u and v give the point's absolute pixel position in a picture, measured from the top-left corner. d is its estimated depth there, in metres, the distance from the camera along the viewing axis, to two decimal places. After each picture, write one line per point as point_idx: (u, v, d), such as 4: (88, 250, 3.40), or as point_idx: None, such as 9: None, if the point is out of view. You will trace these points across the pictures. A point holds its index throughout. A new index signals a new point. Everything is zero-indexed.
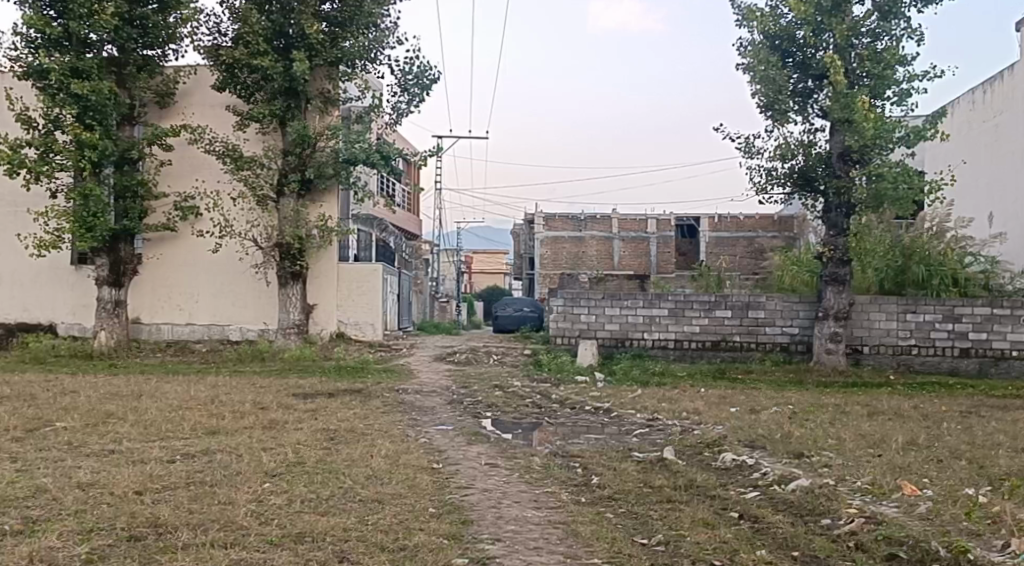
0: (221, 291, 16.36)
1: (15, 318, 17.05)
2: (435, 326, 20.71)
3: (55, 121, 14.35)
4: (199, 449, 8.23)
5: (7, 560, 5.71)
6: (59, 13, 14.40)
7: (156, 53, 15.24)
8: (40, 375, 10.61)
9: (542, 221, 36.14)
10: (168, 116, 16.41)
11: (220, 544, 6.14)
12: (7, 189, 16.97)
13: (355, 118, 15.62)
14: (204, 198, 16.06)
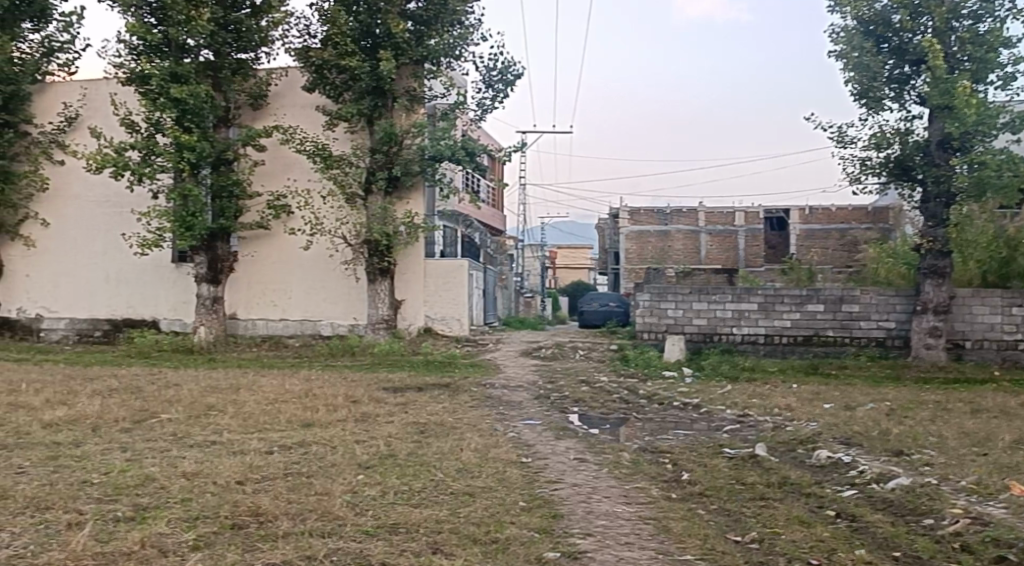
0: (312, 288, 16.74)
1: (121, 314, 17.74)
2: (520, 321, 20.80)
3: (156, 125, 14.94)
4: (295, 441, 8.45)
5: (121, 545, 5.96)
6: (159, 20, 14.93)
7: (250, 56, 15.68)
8: (146, 368, 11.06)
9: (626, 215, 36.14)
10: (261, 117, 16.83)
11: (318, 533, 6.33)
12: (113, 191, 17.87)
13: (440, 115, 15.80)
14: (295, 197, 16.40)
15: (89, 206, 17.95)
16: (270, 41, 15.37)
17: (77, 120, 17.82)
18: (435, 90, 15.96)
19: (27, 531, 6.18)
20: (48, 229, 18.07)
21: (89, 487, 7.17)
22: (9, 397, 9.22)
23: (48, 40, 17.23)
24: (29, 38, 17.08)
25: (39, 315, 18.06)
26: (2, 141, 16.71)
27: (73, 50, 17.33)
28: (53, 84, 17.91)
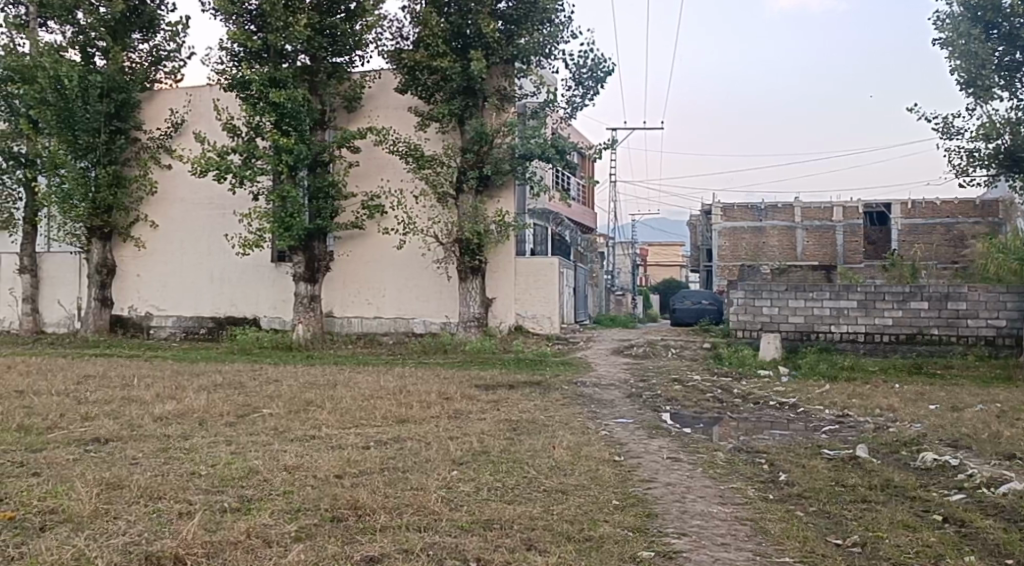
0: (406, 286, 17.03)
1: (225, 312, 18.41)
2: (612, 320, 20.75)
3: (257, 129, 15.41)
4: (391, 436, 8.61)
5: (228, 534, 6.18)
6: (259, 27, 15.47)
7: (345, 60, 16.08)
8: (248, 365, 11.43)
9: (718, 211, 35.73)
10: (355, 120, 17.20)
11: (415, 527, 6.44)
12: (216, 193, 18.54)
13: (530, 113, 15.93)
14: (389, 197, 16.79)
15: (194, 208, 18.66)
16: (364, 45, 15.70)
17: (183, 125, 18.62)
18: (525, 89, 16.09)
19: (141, 519, 6.47)
20: (157, 231, 18.84)
21: (197, 478, 7.45)
22: (124, 392, 9.68)
23: (157, 50, 17.92)
24: (139, 49, 17.78)
25: (150, 313, 18.87)
26: (114, 147, 17.58)
27: (179, 58, 18.13)
28: (161, 92, 18.71)
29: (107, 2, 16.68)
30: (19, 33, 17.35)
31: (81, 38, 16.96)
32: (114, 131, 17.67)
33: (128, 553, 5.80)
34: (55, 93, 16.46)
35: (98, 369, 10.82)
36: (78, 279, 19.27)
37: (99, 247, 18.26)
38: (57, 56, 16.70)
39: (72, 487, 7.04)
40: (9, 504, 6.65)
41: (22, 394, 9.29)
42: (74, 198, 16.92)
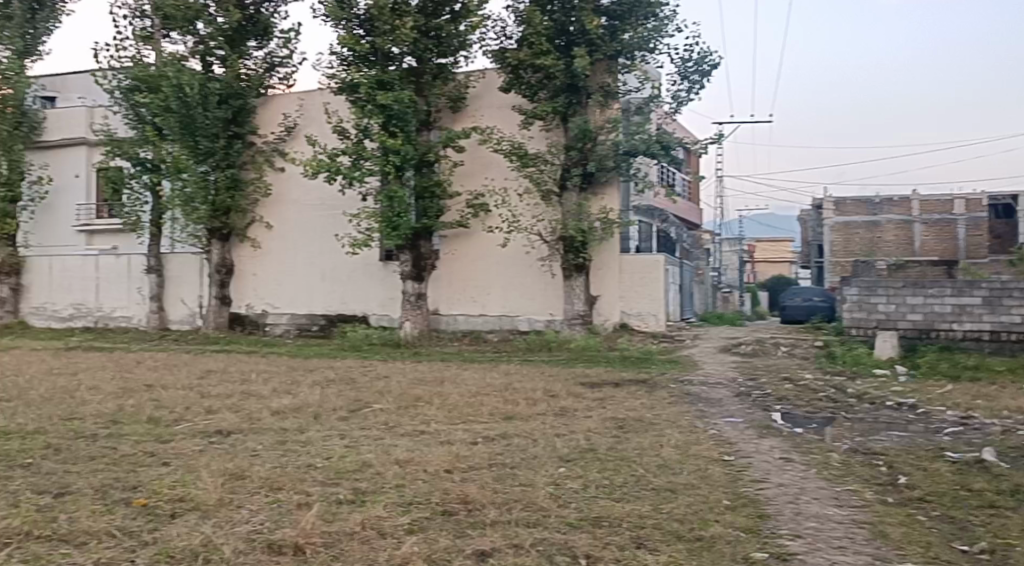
0: (511, 284, 17.18)
1: (335, 310, 18.96)
2: (717, 316, 20.55)
3: (364, 131, 15.83)
4: (498, 433, 8.70)
5: (345, 526, 6.34)
6: (367, 31, 15.86)
7: (450, 61, 16.28)
8: (359, 361, 11.73)
9: (830, 205, 34.62)
10: (460, 119, 17.43)
11: (525, 523, 6.49)
12: (327, 194, 19.06)
13: (635, 109, 15.78)
14: (493, 195, 16.86)
15: (306, 209, 19.23)
16: (468, 45, 15.96)
17: (295, 129, 19.15)
18: (629, 84, 15.96)
19: (263, 508, 6.71)
20: (271, 232, 19.52)
21: (314, 471, 7.69)
22: (243, 386, 10.08)
23: (271, 57, 18.52)
24: (254, 56, 18.41)
25: (265, 311, 19.58)
26: (232, 152, 18.34)
27: (292, 64, 18.65)
28: (274, 98, 19.22)
29: (225, 12, 17.50)
30: (145, 45, 18.33)
31: (201, 47, 17.85)
32: (231, 135, 18.46)
33: (252, 540, 6.01)
34: (178, 100, 17.47)
35: (219, 364, 11.29)
36: (198, 278, 20.15)
37: (218, 248, 19.28)
38: (180, 65, 17.74)
39: (199, 477, 7.37)
40: (143, 491, 6.99)
41: (151, 388, 9.78)
42: (194, 202, 17.87)
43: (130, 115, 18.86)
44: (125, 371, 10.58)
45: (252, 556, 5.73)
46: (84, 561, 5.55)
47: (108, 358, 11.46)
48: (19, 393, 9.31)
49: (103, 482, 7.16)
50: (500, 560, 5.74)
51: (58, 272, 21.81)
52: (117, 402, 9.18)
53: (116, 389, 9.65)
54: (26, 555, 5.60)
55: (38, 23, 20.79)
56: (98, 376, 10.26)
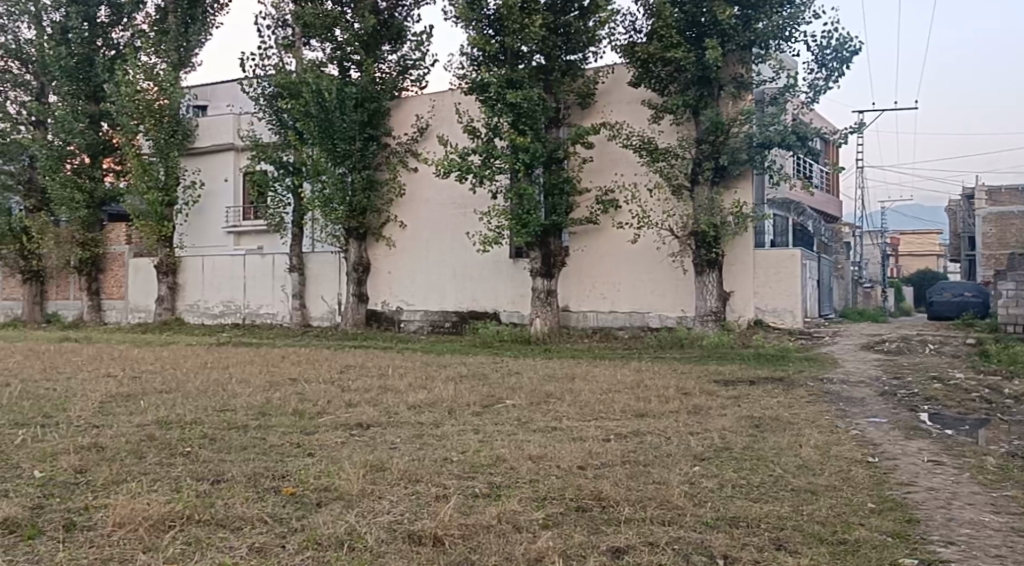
0: (641, 280, 17.08)
1: (466, 306, 19.29)
2: (859, 314, 19.92)
3: (495, 130, 16.13)
4: (630, 430, 8.66)
5: (480, 518, 6.43)
6: (497, 31, 16.30)
7: (578, 57, 16.59)
8: (490, 358, 11.92)
9: (984, 195, 32.92)
10: (588, 116, 17.53)
11: (659, 521, 6.43)
12: (458, 194, 19.43)
13: (770, 100, 15.43)
14: (622, 191, 16.90)
15: (438, 208, 19.67)
16: (597, 40, 16.09)
17: (427, 130, 19.63)
18: (763, 75, 15.67)
19: (403, 500, 6.89)
20: (405, 230, 20.10)
21: (450, 464, 7.85)
22: (380, 381, 10.43)
23: (404, 59, 19.19)
24: (389, 59, 19.18)
25: (400, 308, 20.15)
26: (368, 153, 19.06)
27: (424, 65, 19.29)
28: (407, 99, 19.82)
29: (361, 18, 18.26)
30: (287, 53, 19.44)
31: (339, 53, 18.65)
32: (367, 137, 19.16)
33: (393, 530, 6.20)
34: (317, 106, 18.30)
35: (358, 360, 11.72)
36: (337, 276, 20.82)
37: (356, 247, 19.94)
38: (318, 71, 18.58)
39: (341, 468, 7.64)
40: (291, 480, 7.31)
41: (296, 382, 10.24)
42: (333, 203, 18.63)
43: (273, 121, 20.13)
44: (271, 366, 11.12)
45: (394, 546, 5.90)
46: (241, 545, 5.85)
47: (256, 353, 12.09)
48: (178, 386, 9.93)
49: (255, 470, 7.53)
50: (636, 558, 5.70)
51: (209, 270, 23.00)
52: (265, 395, 9.66)
53: (263, 383, 10.14)
54: (188, 537, 5.93)
55: (190, 37, 21.97)
56: (247, 369, 10.84)
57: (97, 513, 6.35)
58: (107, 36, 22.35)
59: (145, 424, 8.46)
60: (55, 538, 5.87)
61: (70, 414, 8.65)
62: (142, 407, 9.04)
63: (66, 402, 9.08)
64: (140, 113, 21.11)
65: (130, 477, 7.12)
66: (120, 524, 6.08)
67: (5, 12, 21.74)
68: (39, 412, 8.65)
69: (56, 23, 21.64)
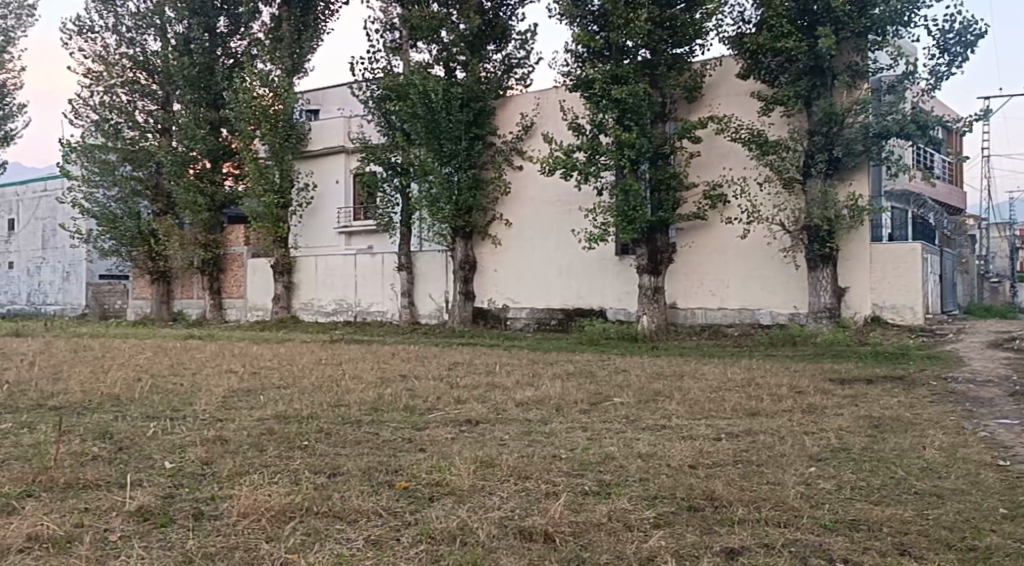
0: (751, 275, 16.74)
1: (572, 304, 19.29)
2: (985, 311, 19.06)
3: (600, 126, 16.23)
4: (742, 430, 8.48)
5: (591, 516, 6.40)
6: (601, 26, 16.43)
7: (684, 50, 16.45)
8: (596, 355, 11.89)
9: None
10: (695, 109, 17.35)
11: (775, 522, 6.27)
12: (563, 191, 19.46)
13: (887, 88, 15.11)
14: (731, 185, 16.63)
15: (543, 206, 19.75)
16: (704, 32, 15.95)
17: (532, 128, 19.74)
18: (880, 62, 15.27)
19: (513, 496, 6.93)
20: (510, 229, 20.29)
21: (559, 461, 7.85)
22: (488, 377, 10.56)
23: (509, 58, 19.51)
24: (494, 59, 19.49)
25: (506, 305, 20.33)
26: (474, 152, 19.32)
27: (528, 63, 19.54)
28: (513, 98, 20.02)
29: (465, 19, 18.53)
30: (395, 56, 19.88)
31: (445, 54, 18.97)
32: (473, 137, 19.42)
33: (504, 526, 6.24)
34: (424, 107, 18.79)
35: (466, 357, 11.87)
36: (445, 274, 21.27)
37: (462, 245, 20.37)
38: (425, 73, 18.97)
39: (452, 463, 7.74)
40: (404, 475, 7.45)
41: (406, 378, 10.44)
42: (440, 202, 19.07)
43: (382, 123, 20.64)
44: (382, 363, 11.37)
45: (506, 542, 5.94)
46: (357, 537, 6.00)
47: (367, 350, 12.35)
48: (294, 381, 10.27)
49: (369, 465, 7.70)
50: (751, 559, 5.60)
51: (322, 270, 23.73)
52: (377, 391, 9.89)
53: (375, 379, 10.40)
54: (307, 528, 6.11)
55: (303, 43, 22.59)
56: (359, 366, 11.12)
57: (222, 504, 6.61)
58: (226, 46, 23.42)
59: (264, 418, 8.77)
60: (185, 526, 6.13)
61: (196, 408, 9.05)
62: (262, 401, 9.38)
63: (193, 397, 9.50)
64: (256, 119, 22.12)
65: (252, 469, 7.40)
66: (244, 514, 6.32)
67: (134, 27, 23.01)
68: (167, 406, 9.08)
69: (180, 34, 22.81)
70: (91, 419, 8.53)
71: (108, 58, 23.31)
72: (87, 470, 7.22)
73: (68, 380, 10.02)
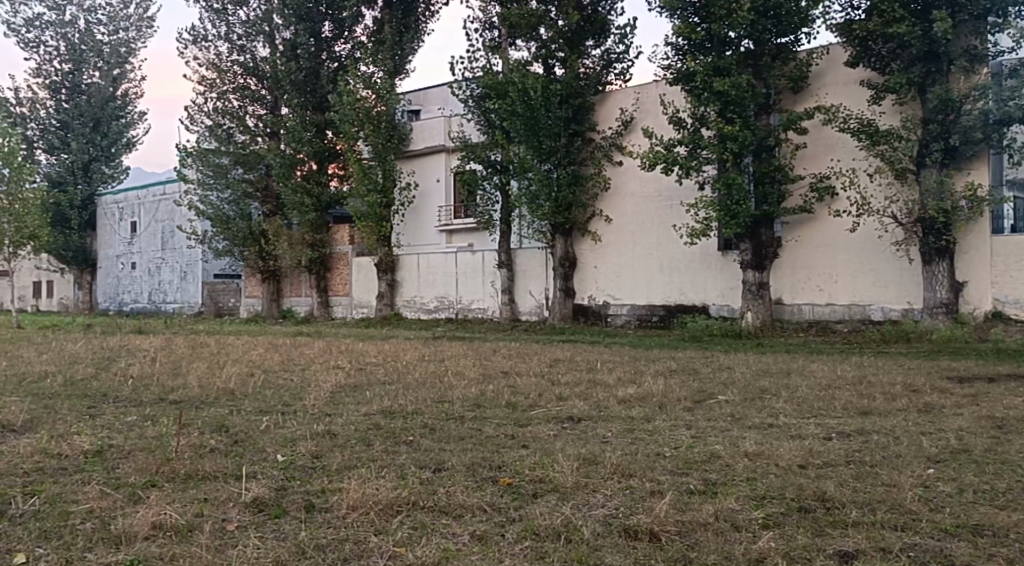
0: (861, 269, 16.20)
1: (674, 300, 19.04)
2: None
3: (701, 119, 16.22)
4: (855, 430, 8.22)
5: (698, 515, 6.27)
6: (702, 18, 16.40)
7: (789, 39, 16.11)
8: (699, 352, 11.74)
9: None
10: (802, 99, 16.92)
11: (891, 526, 6.05)
12: (664, 185, 19.22)
13: (1009, 72, 14.20)
14: (839, 177, 16.22)
15: (642, 201, 19.61)
16: (810, 20, 15.68)
17: (632, 123, 19.58)
18: (1002, 46, 14.46)
19: (617, 494, 6.86)
20: (610, 224, 20.23)
21: (663, 459, 7.72)
22: (589, 374, 10.56)
23: (608, 53, 19.42)
24: (593, 54, 19.45)
25: (607, 302, 20.29)
26: (573, 149, 19.43)
27: (628, 58, 19.36)
28: (611, 93, 19.94)
29: (565, 15, 18.74)
30: (494, 54, 20.10)
31: (544, 51, 19.11)
32: (572, 133, 19.50)
33: (609, 524, 6.18)
34: (523, 104, 18.92)
35: (566, 354, 11.87)
36: (544, 271, 21.34)
37: (561, 242, 20.51)
38: (524, 70, 19.13)
39: (555, 461, 7.71)
40: (507, 471, 7.48)
41: (507, 374, 10.55)
42: (539, 199, 19.23)
43: (481, 121, 20.90)
44: (483, 359, 11.50)
45: (612, 540, 5.88)
46: (463, 532, 6.05)
47: (468, 347, 12.52)
48: (399, 377, 10.50)
49: (473, 460, 7.78)
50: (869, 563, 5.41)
51: (423, 268, 24.18)
52: (479, 388, 10.00)
53: (477, 375, 10.54)
54: (414, 522, 6.20)
55: (404, 45, 23.12)
56: (461, 362, 11.26)
57: (332, 497, 6.77)
58: (330, 50, 24.00)
59: (370, 414, 8.97)
60: (297, 518, 6.30)
61: (305, 403, 9.31)
62: (368, 397, 9.60)
63: (302, 392, 9.80)
64: (360, 120, 22.61)
65: (359, 464, 7.56)
66: (352, 508, 6.45)
67: (244, 34, 23.90)
68: (279, 400, 9.39)
69: (287, 40, 23.55)
70: (208, 413, 8.89)
71: (220, 65, 24.20)
72: (205, 462, 7.50)
73: (187, 375, 10.50)
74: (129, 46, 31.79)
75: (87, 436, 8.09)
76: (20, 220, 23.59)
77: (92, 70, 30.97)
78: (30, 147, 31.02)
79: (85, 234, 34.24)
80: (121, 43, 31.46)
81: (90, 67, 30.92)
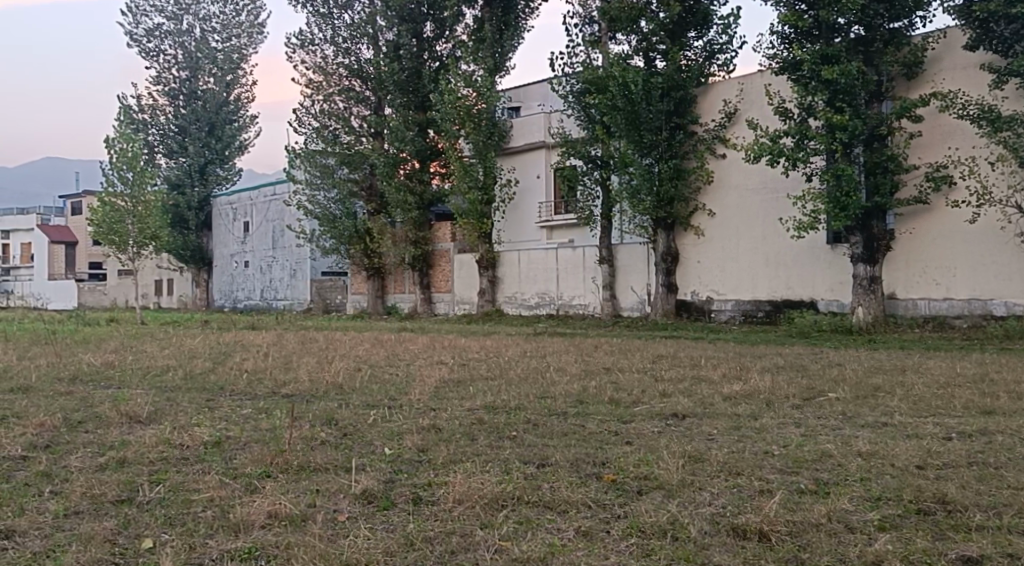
0: (983, 262, 15.52)
1: (781, 295, 18.62)
2: None
3: (808, 109, 15.90)
4: (976, 430, 7.87)
5: (809, 515, 6.09)
6: (809, 5, 16.10)
7: (903, 24, 15.66)
8: (807, 348, 11.46)
9: None
10: (915, 87, 16.22)
11: (1018, 531, 5.76)
12: (770, 178, 18.80)
13: None
14: (958, 166, 15.54)
15: (747, 194, 19.23)
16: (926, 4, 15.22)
17: (735, 115, 19.29)
18: None
19: (724, 492, 6.74)
20: (713, 218, 19.87)
21: (771, 457, 7.55)
22: (694, 371, 10.44)
23: (711, 44, 19.14)
24: (694, 46, 19.20)
25: (710, 297, 19.94)
26: (674, 142, 19.35)
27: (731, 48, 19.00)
28: (714, 85, 19.66)
29: (666, 7, 18.54)
30: (594, 49, 20.05)
31: (645, 44, 19.03)
32: (673, 126, 19.45)
33: (716, 523, 6.06)
34: (624, 98, 18.92)
35: (669, 350, 11.77)
36: (645, 266, 21.20)
37: (664, 237, 20.27)
38: (624, 64, 19.09)
39: (661, 457, 7.63)
40: (611, 467, 7.43)
41: (609, 370, 10.53)
42: (641, 193, 19.17)
43: (581, 117, 20.84)
44: (585, 355, 11.50)
45: (719, 539, 5.77)
46: (568, 527, 6.05)
47: (570, 343, 12.56)
48: (502, 372, 10.61)
49: (577, 456, 7.76)
50: None
51: (524, 263, 24.30)
52: (582, 384, 10.00)
53: (579, 371, 10.55)
54: (519, 517, 6.23)
55: (504, 42, 23.27)
56: (563, 358, 11.30)
57: (438, 490, 6.87)
58: (431, 49, 24.36)
59: (474, 409, 9.07)
60: (405, 510, 6.41)
61: (410, 397, 9.51)
62: (471, 392, 9.73)
63: (408, 386, 10.00)
64: (460, 118, 22.89)
65: (464, 458, 7.64)
66: (459, 501, 6.52)
67: (349, 37, 24.51)
68: (385, 395, 9.60)
69: (390, 41, 24.01)
70: (319, 406, 9.17)
71: (326, 68, 25.05)
72: (315, 454, 7.72)
73: (297, 369, 10.86)
74: (241, 52, 32.88)
75: (207, 427, 8.44)
76: (140, 220, 24.84)
77: (206, 77, 32.26)
78: (152, 152, 32.58)
79: (200, 233, 35.80)
80: (234, 49, 32.56)
81: (205, 74, 32.24)
